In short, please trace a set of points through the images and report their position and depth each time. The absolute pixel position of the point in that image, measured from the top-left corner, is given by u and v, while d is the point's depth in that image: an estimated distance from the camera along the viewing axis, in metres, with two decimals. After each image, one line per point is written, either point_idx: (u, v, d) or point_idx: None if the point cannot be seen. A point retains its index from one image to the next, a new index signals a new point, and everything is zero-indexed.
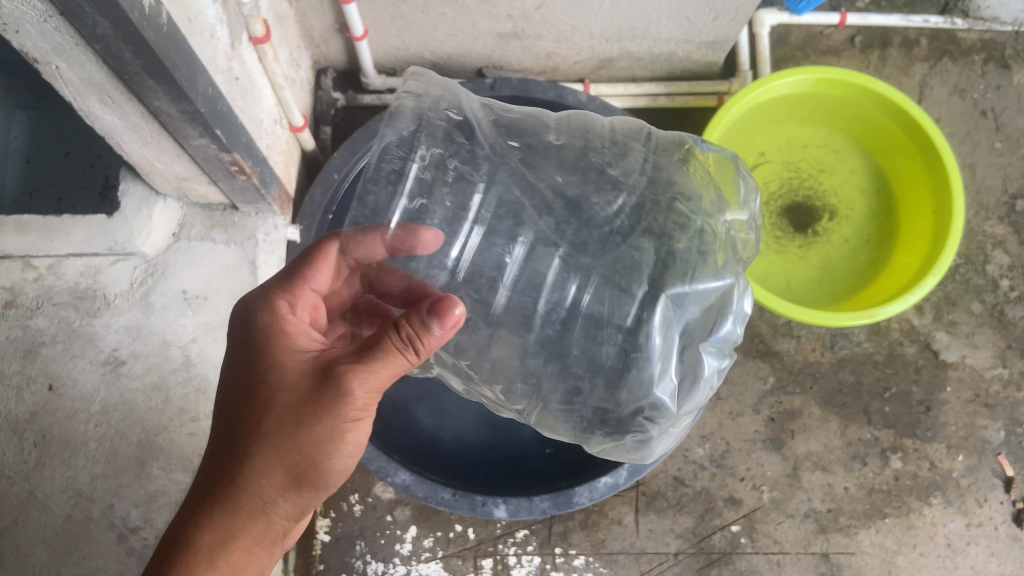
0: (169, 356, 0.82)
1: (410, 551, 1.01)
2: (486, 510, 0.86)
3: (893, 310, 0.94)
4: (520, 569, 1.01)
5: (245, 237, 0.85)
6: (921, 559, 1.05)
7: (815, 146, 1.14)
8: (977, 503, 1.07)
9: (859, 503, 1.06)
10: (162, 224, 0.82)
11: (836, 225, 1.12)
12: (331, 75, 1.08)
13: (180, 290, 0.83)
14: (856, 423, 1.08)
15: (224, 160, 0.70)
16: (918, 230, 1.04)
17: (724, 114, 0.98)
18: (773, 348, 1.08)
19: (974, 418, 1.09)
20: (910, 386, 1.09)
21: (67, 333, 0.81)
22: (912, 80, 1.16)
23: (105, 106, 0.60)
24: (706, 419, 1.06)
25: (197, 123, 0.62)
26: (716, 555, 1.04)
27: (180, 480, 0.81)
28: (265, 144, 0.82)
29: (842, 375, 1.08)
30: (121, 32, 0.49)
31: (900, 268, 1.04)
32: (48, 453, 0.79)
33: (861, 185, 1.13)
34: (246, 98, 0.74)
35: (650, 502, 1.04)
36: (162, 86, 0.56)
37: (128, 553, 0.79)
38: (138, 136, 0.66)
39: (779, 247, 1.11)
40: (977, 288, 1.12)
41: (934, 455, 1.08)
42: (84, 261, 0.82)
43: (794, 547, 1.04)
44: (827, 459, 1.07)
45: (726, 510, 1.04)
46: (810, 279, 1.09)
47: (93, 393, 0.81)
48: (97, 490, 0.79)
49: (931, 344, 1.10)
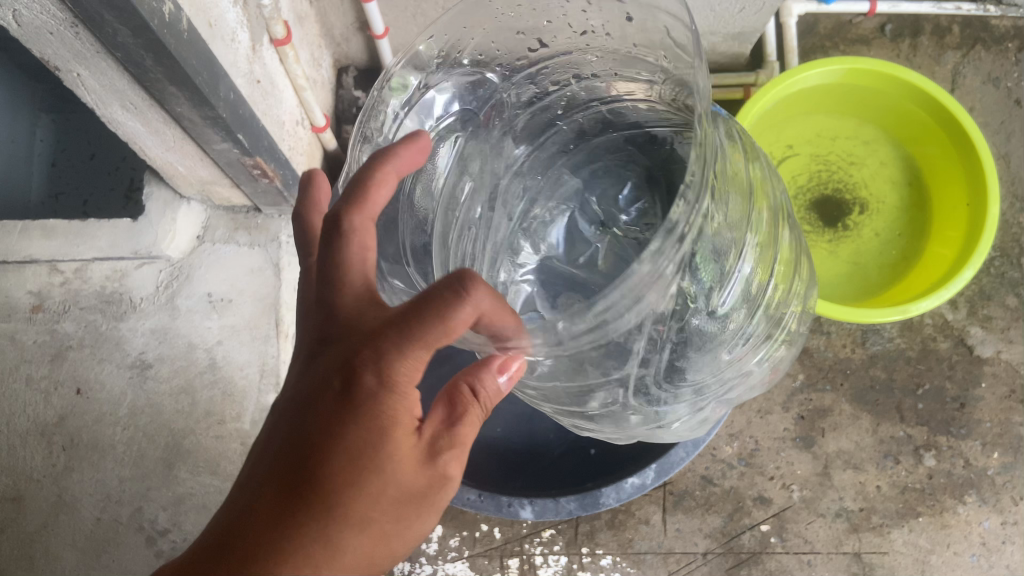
0: (195, 359, 0.82)
1: (436, 550, 1.01)
2: (512, 512, 0.86)
3: (926, 306, 0.92)
4: (546, 569, 1.01)
5: (268, 239, 0.84)
6: (956, 558, 1.03)
7: (844, 138, 1.12)
8: (1013, 501, 1.04)
9: (891, 502, 1.04)
10: (186, 227, 0.82)
11: (866, 218, 1.09)
12: (352, 74, 1.08)
13: (205, 292, 0.83)
14: (888, 420, 1.06)
15: (246, 164, 0.70)
16: (952, 223, 1.02)
17: (751, 107, 0.96)
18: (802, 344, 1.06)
19: (1010, 414, 1.06)
20: (943, 382, 1.07)
21: (94, 336, 0.82)
22: (945, 69, 1.14)
23: (127, 112, 0.60)
24: (734, 418, 1.05)
25: (219, 127, 0.62)
26: (745, 555, 1.02)
27: (207, 482, 0.80)
28: (288, 146, 0.81)
29: (874, 372, 1.06)
30: (142, 39, 0.48)
31: (933, 264, 1.02)
32: (77, 457, 0.80)
33: (893, 178, 1.10)
34: (268, 101, 0.74)
35: (678, 502, 1.03)
36: (183, 92, 0.56)
37: (156, 556, 0.79)
38: (160, 141, 0.66)
39: (808, 242, 1.09)
40: (1014, 281, 1.09)
41: (968, 452, 1.05)
42: (111, 265, 0.82)
43: (825, 547, 1.03)
44: (858, 457, 1.05)
45: (756, 510, 1.03)
46: (840, 275, 1.08)
47: (120, 396, 0.81)
48: (125, 493, 0.80)
49: (966, 340, 1.07)
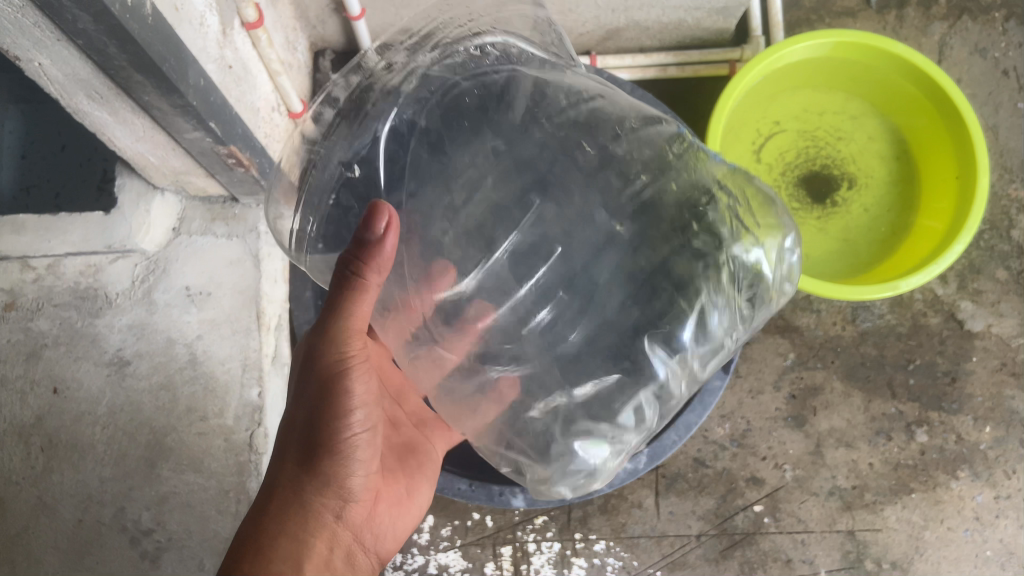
0: (175, 354, 0.80)
1: (428, 540, 1.00)
2: (504, 501, 0.84)
3: (916, 282, 0.91)
4: (540, 556, 1.01)
5: (247, 229, 0.83)
6: (949, 533, 1.03)
7: (831, 113, 1.10)
8: (1005, 475, 1.04)
9: (884, 479, 1.04)
10: (161, 219, 0.80)
11: (855, 193, 1.08)
12: (329, 57, 1.05)
13: (183, 286, 0.81)
14: (879, 396, 1.05)
15: (220, 153, 0.68)
16: (940, 198, 1.01)
17: (737, 83, 0.94)
18: (793, 323, 1.05)
19: (1001, 388, 1.06)
20: (934, 357, 1.06)
21: (70, 334, 0.80)
22: (931, 41, 1.12)
23: (93, 102, 0.58)
24: (726, 398, 1.04)
25: (189, 116, 0.60)
26: (739, 536, 1.02)
27: (190, 480, 0.78)
28: (264, 133, 0.79)
29: (865, 349, 1.06)
30: (103, 25, 0.46)
31: (921, 240, 1.01)
32: (56, 457, 0.78)
33: (881, 152, 1.09)
34: (241, 86, 0.71)
35: (671, 485, 1.02)
36: (150, 80, 0.54)
37: (141, 556, 0.77)
38: (129, 131, 0.63)
39: (797, 219, 1.08)
40: (1004, 254, 1.08)
41: (960, 427, 1.05)
42: (84, 260, 0.80)
43: (819, 525, 1.03)
44: (850, 435, 1.04)
45: (749, 490, 1.02)
46: (831, 252, 1.07)
47: (99, 395, 0.79)
48: (107, 493, 0.78)
49: (956, 314, 1.06)
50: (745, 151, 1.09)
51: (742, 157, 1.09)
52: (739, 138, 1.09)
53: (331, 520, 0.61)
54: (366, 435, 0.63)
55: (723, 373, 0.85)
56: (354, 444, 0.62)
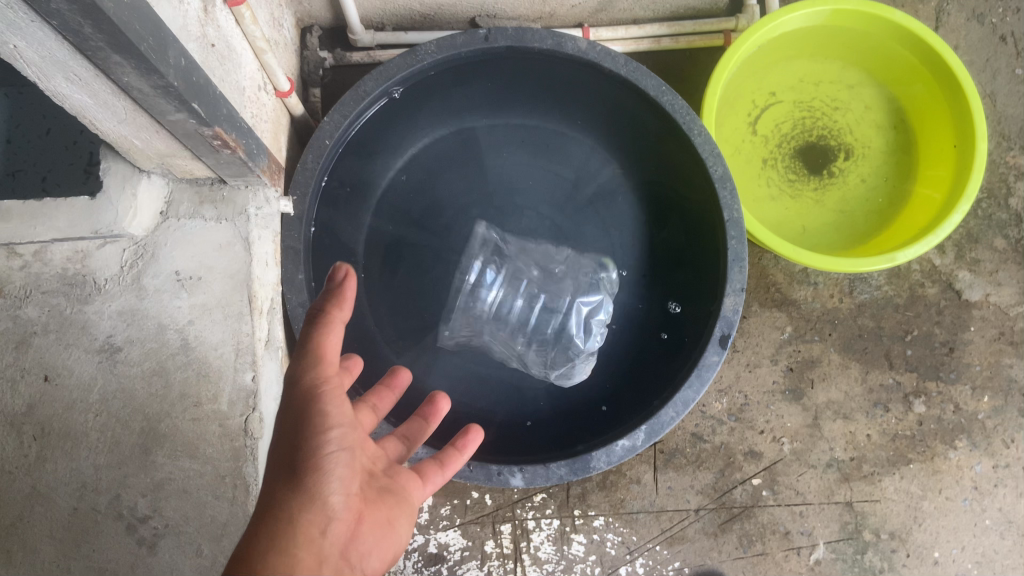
0: (166, 340, 0.79)
1: (427, 520, 1.00)
2: (502, 480, 0.84)
3: (915, 253, 0.90)
4: (539, 533, 1.01)
5: (236, 212, 0.82)
6: (947, 503, 1.03)
7: (827, 83, 1.08)
8: (1003, 444, 1.04)
9: (882, 450, 1.04)
10: (148, 203, 0.79)
11: (851, 164, 1.07)
12: (316, 33, 1.03)
13: (172, 271, 0.80)
14: (877, 368, 1.05)
15: (205, 135, 0.66)
16: (939, 168, 1.00)
17: (733, 54, 0.92)
18: (790, 296, 1.05)
19: (999, 357, 1.05)
20: (932, 328, 1.05)
21: (59, 321, 0.78)
22: (928, 7, 1.10)
23: (72, 84, 0.56)
24: (723, 373, 1.03)
25: (171, 97, 0.58)
26: (738, 509, 1.02)
27: (186, 466, 0.78)
28: (250, 113, 0.78)
29: (862, 321, 1.05)
30: (78, 5, 0.45)
31: (919, 211, 1.00)
32: (49, 446, 0.77)
33: (878, 122, 1.08)
34: (224, 65, 0.70)
35: (669, 460, 1.02)
36: (128, 60, 0.52)
37: (138, 543, 0.77)
38: (111, 114, 0.62)
39: (794, 191, 1.07)
40: (1002, 223, 1.07)
41: (958, 397, 1.05)
42: (71, 246, 0.79)
43: (817, 497, 1.03)
44: (848, 407, 1.04)
45: (747, 464, 1.02)
46: (828, 224, 1.06)
47: (91, 382, 0.78)
48: (102, 481, 0.77)
49: (953, 284, 1.06)
50: (741, 123, 1.07)
51: (738, 130, 1.07)
52: (734, 110, 1.07)
53: (316, 534, 0.53)
54: (343, 454, 0.57)
55: (721, 348, 0.85)
56: (329, 460, 0.56)
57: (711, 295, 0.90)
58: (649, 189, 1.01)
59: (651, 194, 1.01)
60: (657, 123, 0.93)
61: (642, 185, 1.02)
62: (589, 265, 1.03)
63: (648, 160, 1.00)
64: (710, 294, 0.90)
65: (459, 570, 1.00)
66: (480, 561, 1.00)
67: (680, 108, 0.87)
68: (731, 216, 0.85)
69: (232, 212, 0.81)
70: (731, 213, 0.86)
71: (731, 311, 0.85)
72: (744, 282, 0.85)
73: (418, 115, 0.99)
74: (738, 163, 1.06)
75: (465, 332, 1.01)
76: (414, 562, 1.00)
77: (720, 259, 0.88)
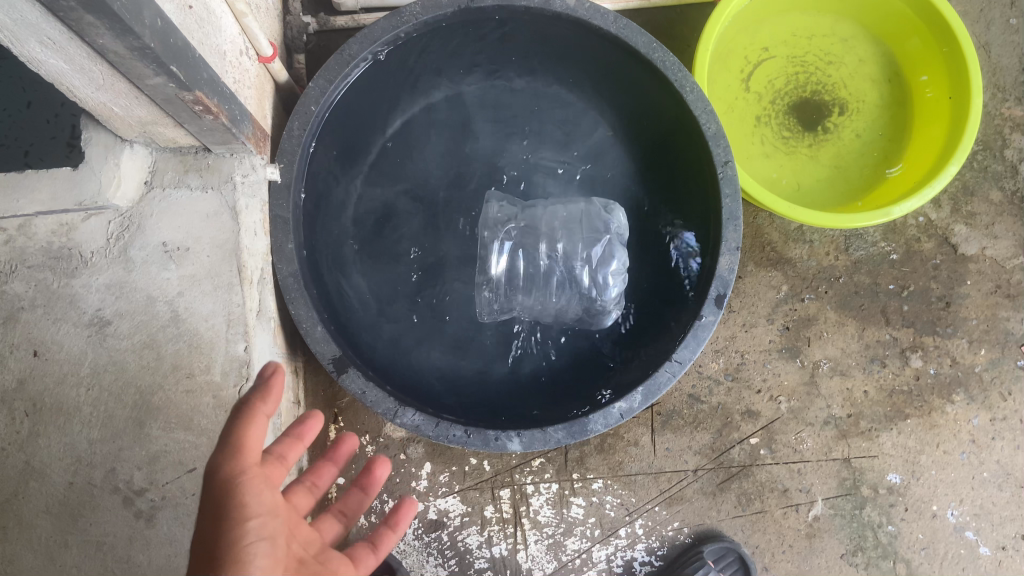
0: (156, 312, 0.78)
1: (427, 487, 1.00)
2: (500, 445, 0.84)
3: (910, 206, 0.89)
4: (538, 497, 1.01)
5: (222, 180, 0.80)
6: (945, 457, 1.03)
7: (820, 37, 1.07)
8: (1001, 397, 1.04)
9: (879, 406, 1.04)
10: (132, 173, 0.78)
11: (845, 119, 1.06)
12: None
13: (159, 242, 0.78)
14: (873, 324, 1.04)
15: (186, 100, 0.65)
16: (935, 121, 0.98)
17: (725, 7, 0.91)
18: (785, 255, 1.04)
19: (996, 310, 1.05)
20: (928, 283, 1.05)
21: (46, 296, 0.77)
22: None
23: (46, 49, 0.55)
24: (719, 333, 1.03)
25: (149, 60, 0.57)
26: (736, 468, 1.02)
27: (180, 438, 0.77)
28: (232, 78, 0.76)
29: (858, 278, 1.04)
30: None
31: (915, 165, 0.99)
32: (42, 422, 0.76)
33: (872, 75, 1.06)
34: (203, 28, 0.68)
35: (667, 421, 1.02)
36: (102, 21, 0.51)
37: (136, 516, 0.77)
38: (88, 80, 0.60)
39: (788, 148, 1.05)
40: (997, 175, 1.06)
41: (954, 351, 1.04)
42: (55, 219, 0.77)
43: (815, 454, 1.03)
44: (845, 364, 1.04)
45: (745, 423, 1.02)
46: (822, 180, 1.05)
47: (81, 356, 0.77)
48: (96, 455, 0.76)
49: (950, 239, 1.05)
50: (733, 79, 1.06)
51: (730, 86, 1.06)
52: (727, 67, 1.06)
53: None
54: (263, 547, 0.52)
55: (717, 307, 0.84)
56: (249, 556, 0.51)
57: (705, 256, 0.89)
58: (640, 150, 1.00)
59: (641, 155, 1.00)
60: (647, 81, 0.91)
61: (632, 145, 1.01)
62: (577, 217, 0.98)
63: (639, 119, 0.99)
64: (704, 254, 0.89)
65: (459, 536, 1.00)
66: (480, 526, 1.00)
67: (671, 64, 0.85)
68: (725, 173, 0.84)
69: (218, 180, 0.80)
70: (725, 170, 0.84)
71: (726, 270, 0.85)
72: (739, 240, 0.84)
73: (407, 79, 0.97)
74: (731, 121, 1.05)
75: (497, 309, 0.98)
76: (414, 529, 1.00)
77: (714, 217, 0.87)
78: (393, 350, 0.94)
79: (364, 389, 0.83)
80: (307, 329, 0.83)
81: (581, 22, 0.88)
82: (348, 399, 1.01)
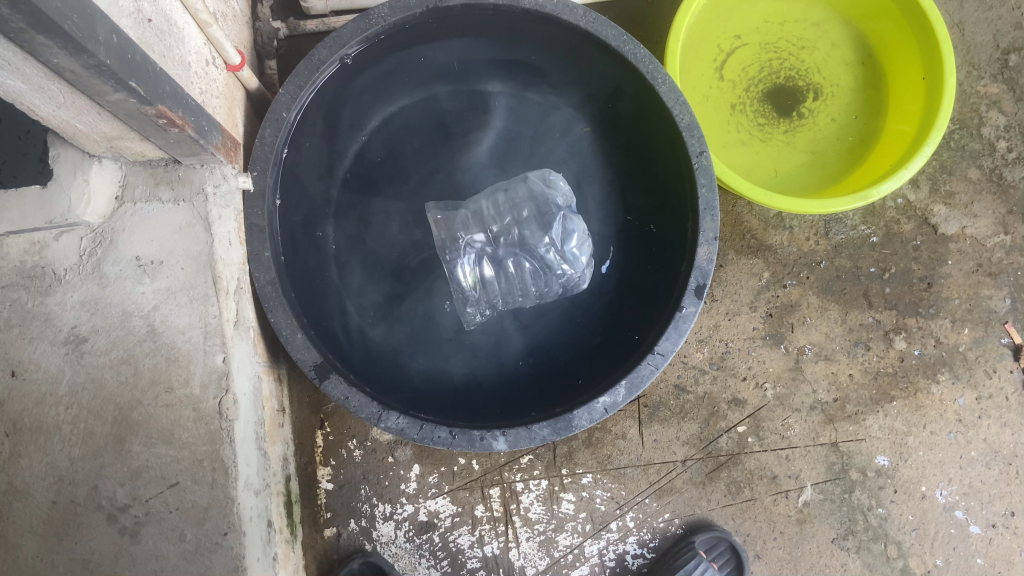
0: (132, 327, 0.77)
1: (416, 489, 1.00)
2: (486, 445, 0.83)
3: (888, 189, 0.89)
4: (528, 494, 1.01)
5: (193, 192, 0.80)
6: (933, 437, 1.03)
7: (792, 22, 1.07)
8: (986, 375, 1.04)
9: (865, 389, 1.04)
10: (101, 188, 0.78)
11: (820, 103, 1.05)
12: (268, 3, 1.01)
13: (133, 256, 0.78)
14: (856, 307, 1.04)
15: (149, 114, 0.64)
16: (910, 102, 0.98)
17: None
18: (766, 242, 1.04)
19: (978, 289, 1.05)
20: (909, 265, 1.05)
21: (21, 315, 0.77)
22: None
23: (1, 70, 0.54)
24: (702, 323, 1.03)
25: (106, 77, 0.56)
26: (724, 457, 1.02)
27: (162, 453, 0.77)
28: (198, 89, 0.76)
29: (839, 262, 1.04)
30: None
31: (891, 147, 0.99)
32: (22, 442, 0.76)
33: (845, 59, 1.06)
34: (164, 40, 0.68)
35: (653, 414, 1.02)
36: (54, 41, 0.50)
37: (121, 532, 0.76)
38: (48, 98, 0.60)
39: (764, 135, 1.05)
40: (974, 153, 1.06)
41: (938, 331, 1.04)
42: (28, 237, 0.77)
43: (802, 440, 1.03)
44: (829, 348, 1.04)
45: (731, 412, 1.02)
46: (799, 166, 1.04)
47: (59, 374, 0.76)
48: (79, 473, 0.76)
49: (929, 219, 1.05)
50: (707, 68, 1.05)
51: (704, 76, 1.05)
52: (699, 56, 1.05)
53: None
54: None
55: (697, 298, 0.84)
56: None
57: (683, 247, 0.89)
58: (615, 142, 1.00)
59: (617, 148, 1.00)
60: (619, 74, 0.91)
61: (609, 137, 1.01)
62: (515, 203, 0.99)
63: (611, 113, 0.99)
64: (682, 246, 0.89)
65: (450, 536, 1.00)
66: (471, 526, 1.00)
67: (642, 57, 0.85)
68: (699, 164, 0.84)
69: (188, 191, 0.80)
70: (699, 161, 0.84)
71: (705, 261, 0.85)
72: (716, 230, 0.84)
73: (380, 81, 0.97)
74: (706, 110, 1.05)
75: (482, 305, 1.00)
76: (405, 532, 1.00)
77: (690, 208, 0.87)
78: (374, 354, 0.94)
79: (347, 395, 0.83)
80: (287, 337, 0.83)
81: (549, 18, 0.87)
82: (333, 404, 1.01)
